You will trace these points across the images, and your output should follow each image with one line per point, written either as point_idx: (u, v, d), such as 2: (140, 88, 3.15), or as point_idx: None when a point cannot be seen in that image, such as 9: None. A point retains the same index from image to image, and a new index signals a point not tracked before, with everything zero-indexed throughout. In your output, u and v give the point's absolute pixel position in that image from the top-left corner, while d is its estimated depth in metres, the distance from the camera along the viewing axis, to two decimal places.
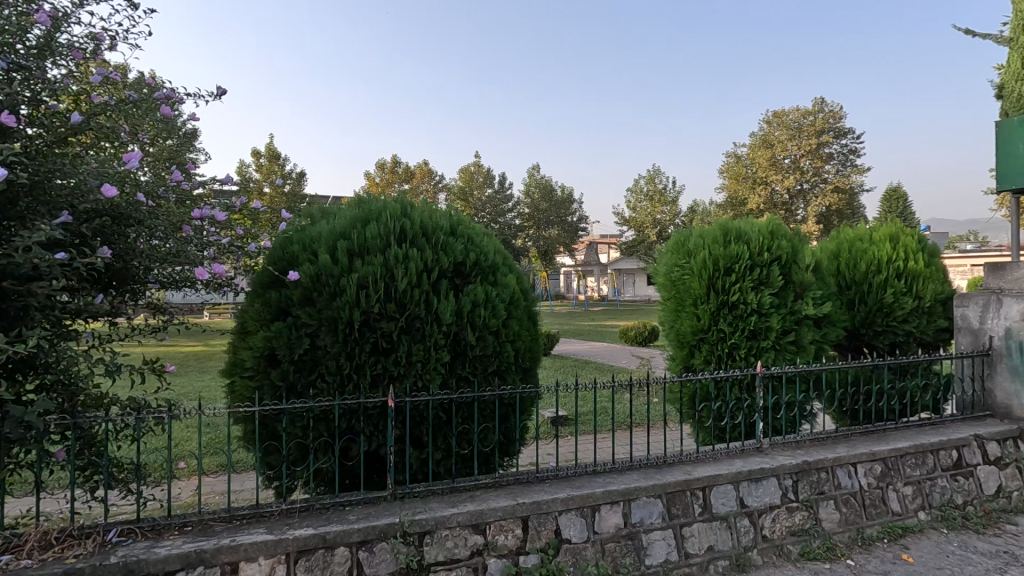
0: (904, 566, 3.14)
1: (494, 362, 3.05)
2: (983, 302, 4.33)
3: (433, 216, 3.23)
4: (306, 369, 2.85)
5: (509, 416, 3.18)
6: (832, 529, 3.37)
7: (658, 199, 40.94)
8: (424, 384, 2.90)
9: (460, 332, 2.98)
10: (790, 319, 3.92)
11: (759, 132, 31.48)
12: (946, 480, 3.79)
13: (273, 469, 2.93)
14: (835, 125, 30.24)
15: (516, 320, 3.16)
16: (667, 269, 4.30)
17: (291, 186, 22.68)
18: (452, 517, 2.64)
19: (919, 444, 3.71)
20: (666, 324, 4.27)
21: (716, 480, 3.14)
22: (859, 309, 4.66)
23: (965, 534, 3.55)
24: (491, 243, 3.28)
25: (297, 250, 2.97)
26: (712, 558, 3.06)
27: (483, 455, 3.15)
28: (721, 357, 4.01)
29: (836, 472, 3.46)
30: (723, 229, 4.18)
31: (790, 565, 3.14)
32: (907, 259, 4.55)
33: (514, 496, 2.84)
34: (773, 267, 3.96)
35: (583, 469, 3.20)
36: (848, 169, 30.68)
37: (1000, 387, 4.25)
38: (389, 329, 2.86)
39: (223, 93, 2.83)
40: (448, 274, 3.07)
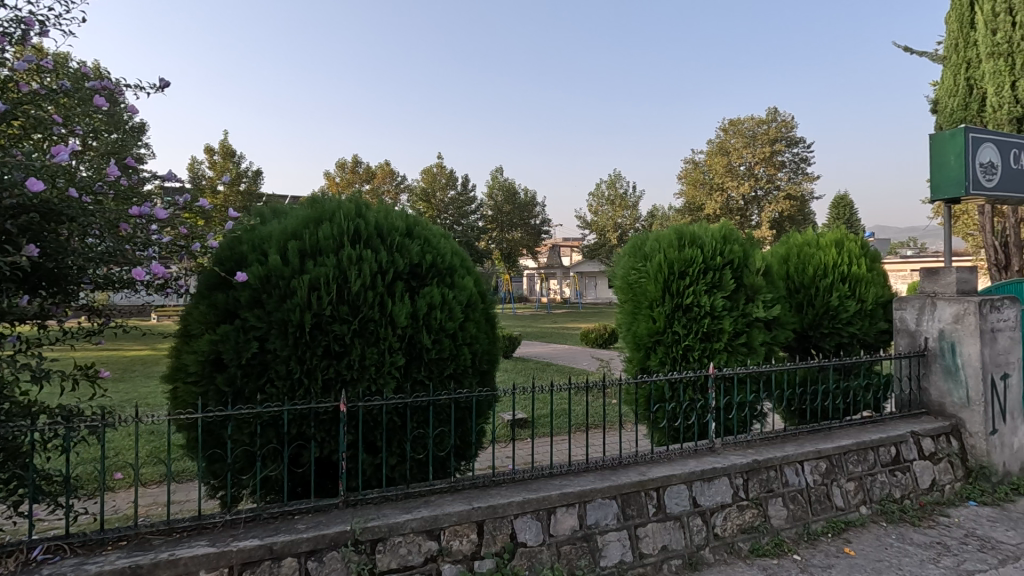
0: (846, 559, 3.27)
1: (450, 365, 3.02)
2: (919, 305, 4.56)
3: (389, 217, 3.18)
4: (254, 374, 2.75)
5: (466, 420, 3.15)
6: (780, 525, 3.48)
7: (619, 203, 41.70)
8: (379, 388, 2.85)
9: (415, 335, 2.93)
10: (741, 321, 4.03)
11: (716, 140, 32.48)
12: (886, 476, 3.97)
13: (218, 478, 2.81)
14: (787, 134, 31.46)
15: (473, 323, 3.14)
16: (624, 272, 4.37)
17: (248, 185, 22.05)
18: (406, 523, 2.59)
19: (862, 442, 3.86)
20: (623, 327, 4.33)
21: (669, 481, 3.19)
22: (807, 311, 4.84)
23: (903, 526, 3.72)
24: (449, 245, 3.25)
25: (245, 250, 2.87)
26: (666, 557, 3.10)
27: (438, 459, 3.11)
28: (676, 359, 4.09)
29: (784, 470, 3.57)
30: (678, 233, 4.27)
31: (740, 562, 3.23)
32: (851, 263, 4.75)
33: (470, 500, 2.81)
34: (725, 271, 4.07)
35: (540, 472, 3.19)
36: (800, 176, 31.81)
37: (935, 386, 4.49)
38: (343, 332, 2.79)
39: (166, 84, 2.72)
40: (403, 276, 3.02)
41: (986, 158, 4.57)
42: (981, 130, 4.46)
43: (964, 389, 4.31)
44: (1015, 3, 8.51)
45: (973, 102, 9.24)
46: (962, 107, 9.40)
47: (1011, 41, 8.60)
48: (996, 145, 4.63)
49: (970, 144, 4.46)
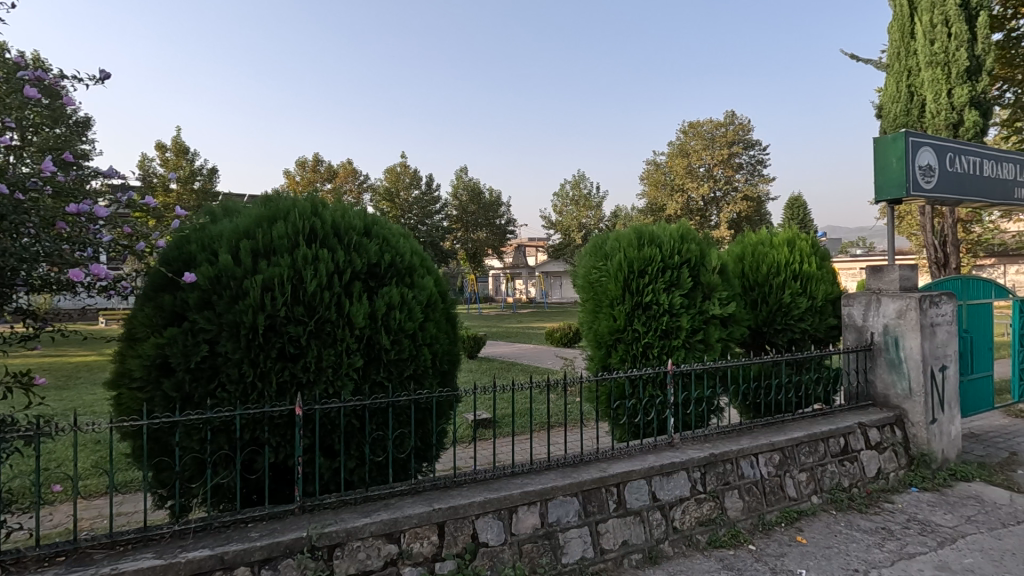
0: (798, 547, 3.38)
1: (410, 365, 2.98)
2: (865, 301, 4.76)
3: (346, 216, 3.12)
4: (205, 378, 2.66)
5: (426, 421, 3.12)
6: (736, 516, 3.57)
7: (584, 203, 42.16)
8: (336, 390, 2.79)
9: (374, 335, 2.88)
10: (698, 319, 4.13)
11: (677, 142, 33.19)
12: (835, 466, 4.12)
13: (166, 487, 2.70)
14: (744, 137, 32.39)
15: (433, 322, 3.11)
16: (586, 271, 4.41)
17: (202, 184, 21.33)
18: (364, 527, 2.54)
19: (813, 433, 4.00)
20: (585, 325, 4.37)
21: (629, 476, 3.24)
22: (761, 308, 4.99)
23: (851, 514, 3.88)
24: (408, 245, 3.21)
25: (194, 250, 2.77)
26: (626, 552, 3.14)
27: (398, 461, 3.08)
28: (636, 356, 4.15)
29: (739, 463, 3.66)
30: (638, 232, 4.33)
31: (698, 554, 3.30)
32: (802, 262, 4.92)
33: (431, 502, 2.78)
34: (683, 270, 4.16)
35: (501, 471, 3.19)
36: (757, 177, 32.76)
37: (880, 378, 4.69)
38: (298, 333, 2.72)
39: (106, 77, 2.60)
40: (361, 276, 2.96)
41: (925, 161, 4.81)
42: (919, 134, 4.69)
43: (907, 381, 4.53)
44: (950, 15, 8.99)
45: (915, 108, 9.71)
46: (904, 113, 9.86)
47: (948, 51, 9.08)
48: (933, 149, 4.87)
49: (910, 148, 4.68)
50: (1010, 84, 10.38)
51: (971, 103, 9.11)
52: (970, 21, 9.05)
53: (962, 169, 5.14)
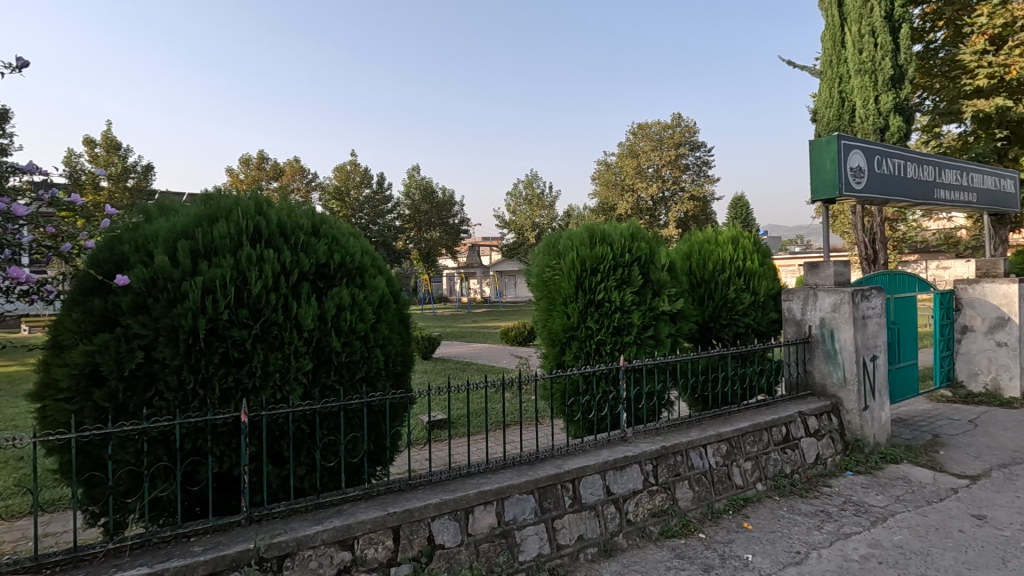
0: (744, 533, 3.52)
1: (361, 368, 2.92)
2: (804, 296, 5.00)
3: (293, 215, 3.01)
4: (140, 386, 2.51)
5: (380, 424, 3.06)
6: (686, 506, 3.68)
7: (537, 203, 42.45)
8: (284, 396, 2.70)
9: (324, 338, 2.80)
10: (649, 315, 4.23)
11: (626, 143, 33.94)
12: (778, 453, 4.30)
13: (98, 504, 2.54)
14: (691, 139, 33.39)
15: (386, 323, 3.06)
16: (539, 269, 4.44)
17: (136, 181, 20.23)
18: (316, 535, 2.47)
19: (757, 423, 4.17)
20: (540, 323, 4.40)
21: (584, 472, 3.28)
22: (707, 304, 5.16)
23: (792, 499, 4.07)
24: (359, 244, 3.14)
25: (127, 251, 2.60)
26: (582, 547, 3.18)
27: (351, 466, 3.01)
28: (590, 353, 4.22)
29: (689, 454, 3.77)
30: (589, 230, 4.39)
31: (651, 545, 3.38)
32: (746, 259, 5.11)
33: (385, 506, 2.73)
34: (633, 267, 4.25)
35: (457, 472, 3.17)
36: (703, 178, 33.87)
37: (818, 368, 4.94)
38: (242, 337, 2.61)
39: (24, 66, 2.44)
40: (309, 276, 2.87)
41: (856, 163, 5.10)
42: (850, 137, 4.96)
43: (841, 371, 4.79)
44: (876, 26, 9.59)
45: (846, 113, 10.25)
46: (836, 117, 10.43)
47: (874, 59, 9.67)
48: (862, 151, 5.17)
49: (842, 150, 4.94)
50: (929, 92, 11.16)
51: (896, 110, 9.74)
52: (894, 32, 9.66)
53: (888, 171, 5.48)
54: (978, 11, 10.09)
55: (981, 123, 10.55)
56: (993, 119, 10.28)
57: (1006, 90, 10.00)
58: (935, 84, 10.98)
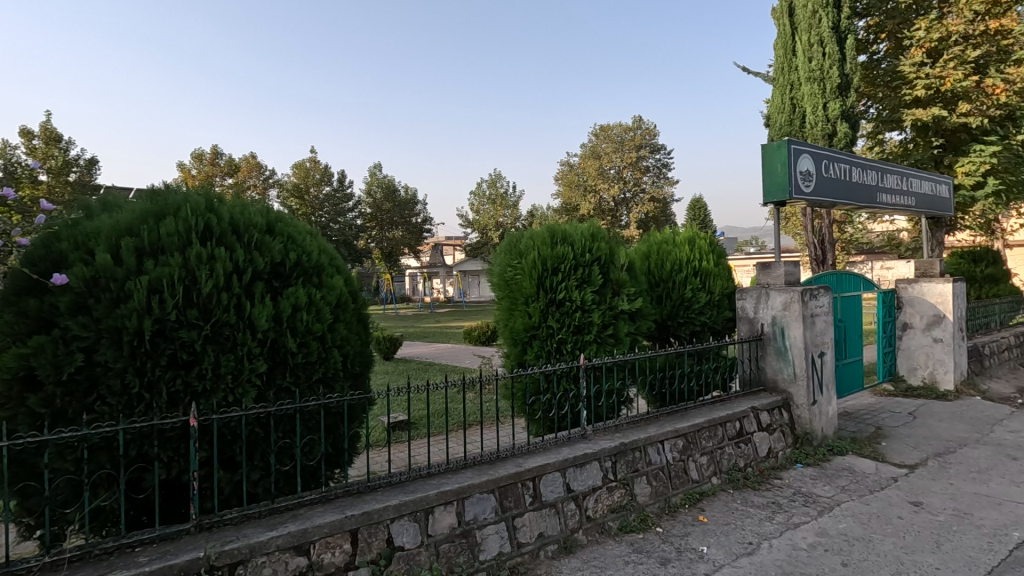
0: (700, 526, 3.62)
1: (318, 369, 2.86)
2: (756, 295, 5.18)
3: (246, 212, 2.92)
4: (80, 391, 2.39)
5: (338, 426, 3.01)
6: (644, 502, 3.75)
7: (500, 203, 42.45)
8: (237, 398, 2.62)
9: (279, 338, 2.73)
10: (609, 314, 4.30)
11: (589, 144, 34.43)
12: (732, 448, 4.43)
13: (33, 515, 2.40)
14: (651, 141, 34.05)
15: (344, 323, 3.00)
16: (500, 269, 4.44)
17: (79, 176, 19.25)
18: (270, 541, 2.40)
19: (712, 419, 4.29)
20: (501, 323, 4.41)
21: (544, 470, 3.31)
22: (665, 303, 5.27)
23: (745, 491, 4.21)
24: (316, 243, 3.07)
25: (66, 248, 2.47)
26: (543, 544, 3.21)
27: (307, 469, 2.94)
28: (550, 352, 4.25)
29: (647, 450, 3.85)
30: (551, 230, 4.42)
31: (610, 540, 3.44)
32: (702, 259, 5.25)
33: (343, 509, 2.68)
34: (593, 268, 4.31)
35: (417, 473, 3.14)
36: (663, 180, 34.61)
37: (770, 365, 5.12)
38: (191, 338, 2.51)
39: None
40: (263, 276, 2.79)
41: (805, 167, 5.30)
42: (800, 142, 5.15)
43: (792, 367, 4.98)
44: (824, 37, 10.02)
45: (797, 119, 10.64)
46: (787, 123, 10.79)
47: (822, 68, 10.10)
48: (811, 156, 5.38)
49: (792, 154, 5.13)
50: (873, 101, 11.70)
51: (842, 117, 10.16)
52: (841, 43, 10.11)
53: (835, 174, 5.72)
54: (917, 25, 10.64)
55: (920, 131, 11.14)
56: (930, 127, 10.88)
57: (941, 101, 10.60)
58: (878, 94, 11.52)
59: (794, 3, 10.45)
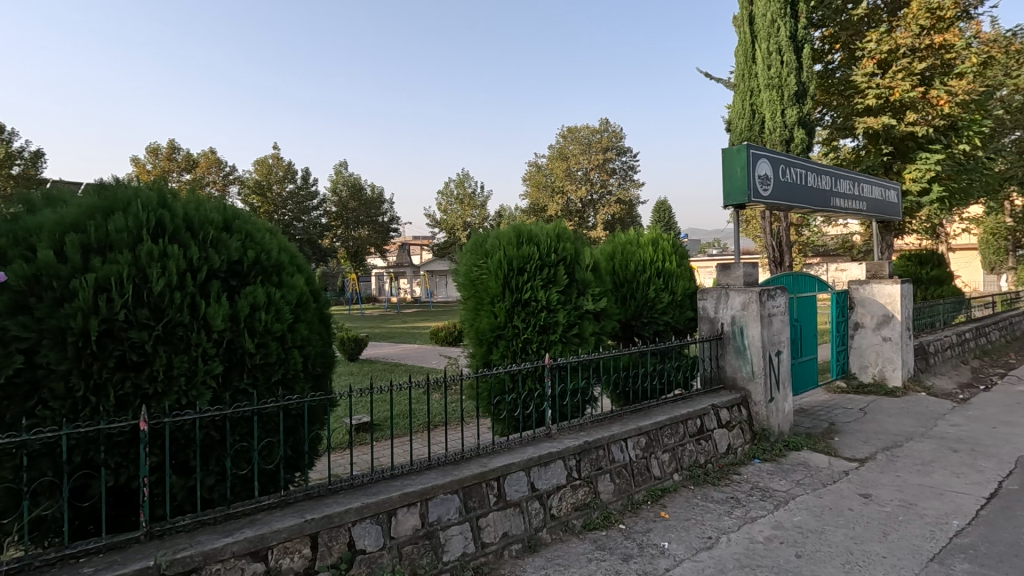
0: (661, 522, 3.69)
1: (278, 370, 2.79)
2: (717, 295, 5.30)
3: (201, 209, 2.83)
4: (21, 395, 2.28)
5: (297, 428, 2.94)
6: (608, 499, 3.80)
7: (468, 203, 42.33)
8: (190, 401, 2.53)
9: (236, 339, 2.65)
10: (574, 314, 4.34)
11: (557, 145, 34.74)
12: (693, 445, 4.53)
13: None
14: (617, 144, 34.53)
15: (305, 323, 2.94)
16: (466, 269, 4.42)
17: (23, 169, 18.28)
18: (225, 548, 2.33)
19: (674, 417, 4.37)
20: (467, 322, 4.39)
21: (509, 469, 3.31)
22: (630, 303, 5.35)
23: (706, 487, 4.31)
24: (275, 241, 2.99)
25: (5, 244, 2.34)
26: (507, 543, 3.21)
27: (266, 473, 2.87)
28: (516, 352, 4.26)
29: (611, 448, 3.90)
30: (517, 230, 4.43)
31: (574, 538, 3.47)
32: (665, 260, 5.35)
33: (302, 513, 2.63)
34: (559, 268, 4.34)
35: (379, 475, 3.10)
36: (629, 182, 35.14)
37: (729, 364, 5.25)
38: (141, 339, 2.42)
39: None
40: (220, 274, 2.71)
41: (763, 171, 5.46)
42: (759, 147, 5.30)
43: (750, 365, 5.12)
44: (782, 45, 10.36)
45: (756, 124, 10.94)
46: (747, 128, 11.06)
47: (781, 76, 10.43)
48: (769, 161, 5.55)
49: (751, 159, 5.28)
50: (828, 109, 12.15)
51: (799, 123, 10.51)
52: (798, 51, 10.47)
53: (792, 179, 5.91)
54: (868, 37, 11.09)
55: (871, 139, 11.63)
56: (881, 135, 11.36)
57: (891, 110, 11.08)
58: (833, 102, 11.97)
59: (754, 12, 10.76)
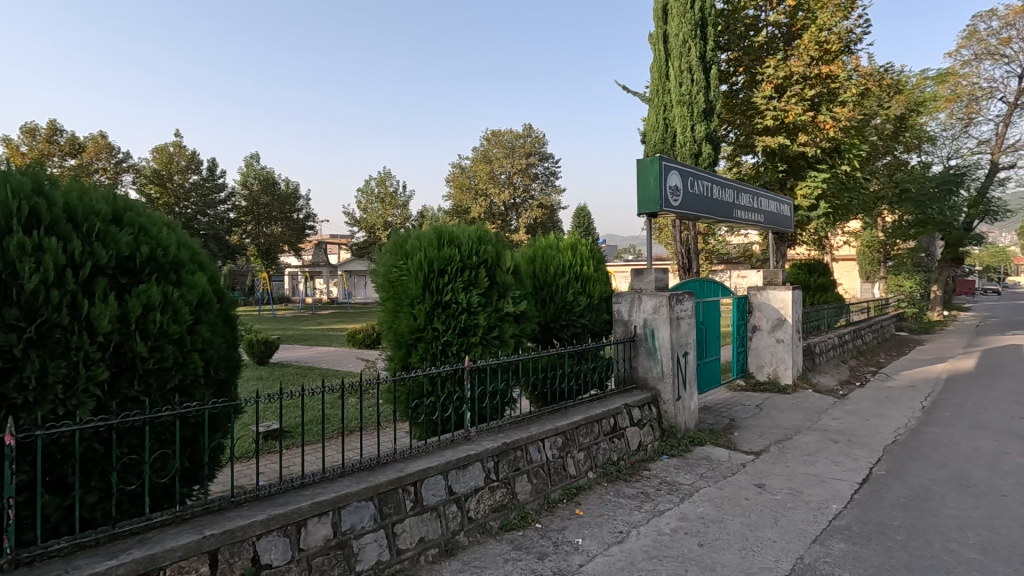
0: (576, 519, 3.79)
1: (175, 376, 2.58)
2: (630, 299, 5.55)
3: (86, 197, 2.56)
4: None
5: (196, 438, 2.74)
6: (525, 499, 3.85)
7: (390, 202, 41.41)
8: (69, 411, 2.29)
9: (125, 342, 2.43)
10: (494, 316, 4.38)
11: (481, 148, 34.92)
12: (607, 443, 4.69)
13: None
14: (540, 149, 35.21)
15: (207, 325, 2.73)
16: (385, 270, 4.30)
17: None
18: (108, 572, 2.10)
19: (589, 416, 4.51)
20: (385, 325, 4.27)
21: (426, 474, 3.27)
22: (549, 306, 5.45)
23: (618, 483, 4.49)
24: (174, 236, 2.77)
25: None
26: (423, 549, 3.17)
27: (159, 488, 2.65)
28: (435, 355, 4.22)
29: (528, 449, 3.95)
30: (438, 232, 4.39)
31: (491, 539, 3.49)
32: (582, 264, 5.53)
33: (201, 529, 2.45)
34: (480, 270, 4.36)
35: (289, 484, 2.95)
36: (551, 188, 35.91)
37: (641, 364, 5.50)
38: (10, 342, 2.15)
39: None
40: (107, 271, 2.46)
41: (673, 182, 5.77)
42: (670, 159, 5.60)
43: (660, 365, 5.39)
44: (693, 64, 11.02)
45: (668, 137, 11.55)
46: (661, 141, 11.65)
47: (691, 93, 11.09)
48: (679, 173, 5.88)
49: (662, 170, 5.57)
50: (732, 127, 13.10)
51: (707, 139, 11.21)
52: (706, 72, 11.18)
53: (699, 191, 6.29)
54: (767, 63, 12.06)
55: (768, 157, 12.64)
56: (777, 154, 12.39)
57: (785, 131, 12.12)
58: (737, 121, 12.89)
59: (668, 31, 11.39)
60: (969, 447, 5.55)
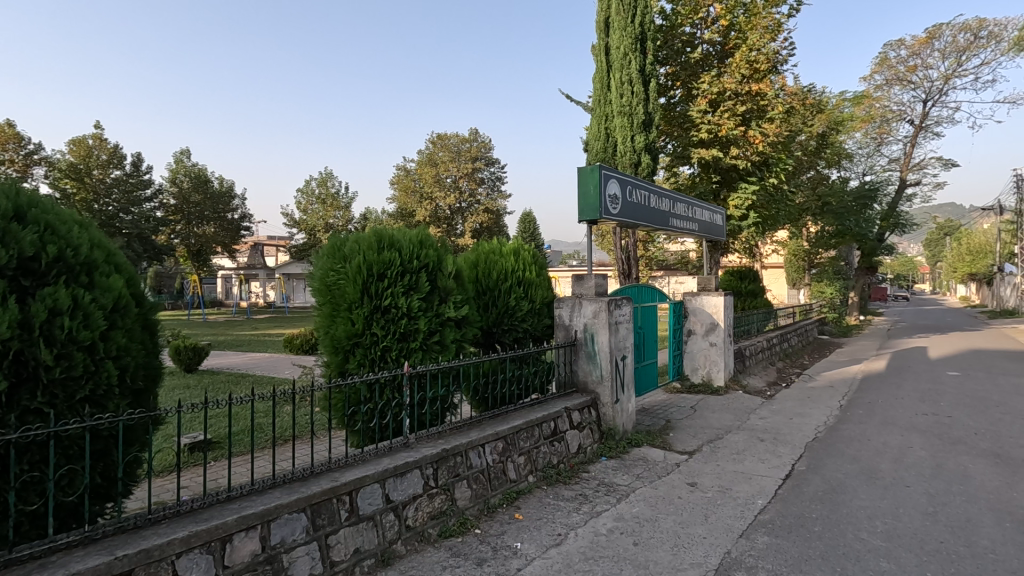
0: (515, 523, 3.81)
1: (85, 386, 2.41)
2: (571, 304, 5.64)
3: None
4: None
5: (109, 452, 2.56)
6: (464, 505, 3.82)
7: (331, 203, 40.24)
8: None
9: (27, 349, 2.24)
10: (435, 321, 4.34)
11: (427, 151, 34.63)
12: (547, 446, 4.74)
13: None
14: (486, 154, 35.21)
15: (123, 330, 2.56)
16: (322, 273, 4.15)
17: None
18: None
19: (530, 420, 4.54)
20: (321, 331, 4.13)
21: (362, 482, 3.19)
22: (491, 311, 5.45)
23: (557, 486, 4.55)
24: (85, 235, 2.57)
25: None
26: (358, 560, 3.08)
27: (66, 507, 2.46)
28: (374, 360, 4.14)
29: (468, 454, 3.94)
30: (378, 235, 4.30)
31: (429, 547, 3.44)
32: (524, 270, 5.58)
33: (113, 549, 2.28)
34: (421, 274, 4.32)
35: (213, 498, 2.80)
36: (496, 193, 35.97)
37: (581, 368, 5.60)
38: None
39: None
40: (6, 273, 2.26)
41: (612, 190, 5.93)
42: (610, 168, 5.75)
43: (599, 369, 5.51)
44: (633, 77, 11.36)
45: (610, 146, 11.86)
46: (603, 150, 11.95)
47: (631, 105, 11.42)
48: (617, 181, 6.04)
49: (602, 178, 5.70)
50: (670, 138, 13.58)
51: (646, 149, 11.57)
52: (645, 85, 11.56)
53: (636, 199, 6.48)
54: (702, 79, 12.60)
55: (704, 168, 13.19)
56: (711, 166, 12.96)
57: (719, 144, 12.69)
58: (674, 133, 13.40)
59: (610, 43, 11.71)
60: (878, 443, 6.00)
